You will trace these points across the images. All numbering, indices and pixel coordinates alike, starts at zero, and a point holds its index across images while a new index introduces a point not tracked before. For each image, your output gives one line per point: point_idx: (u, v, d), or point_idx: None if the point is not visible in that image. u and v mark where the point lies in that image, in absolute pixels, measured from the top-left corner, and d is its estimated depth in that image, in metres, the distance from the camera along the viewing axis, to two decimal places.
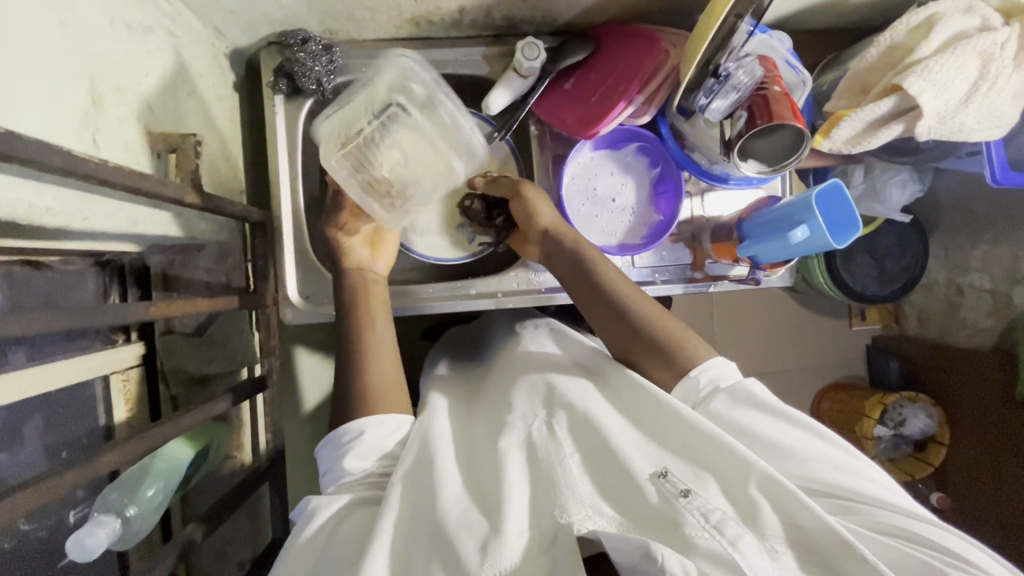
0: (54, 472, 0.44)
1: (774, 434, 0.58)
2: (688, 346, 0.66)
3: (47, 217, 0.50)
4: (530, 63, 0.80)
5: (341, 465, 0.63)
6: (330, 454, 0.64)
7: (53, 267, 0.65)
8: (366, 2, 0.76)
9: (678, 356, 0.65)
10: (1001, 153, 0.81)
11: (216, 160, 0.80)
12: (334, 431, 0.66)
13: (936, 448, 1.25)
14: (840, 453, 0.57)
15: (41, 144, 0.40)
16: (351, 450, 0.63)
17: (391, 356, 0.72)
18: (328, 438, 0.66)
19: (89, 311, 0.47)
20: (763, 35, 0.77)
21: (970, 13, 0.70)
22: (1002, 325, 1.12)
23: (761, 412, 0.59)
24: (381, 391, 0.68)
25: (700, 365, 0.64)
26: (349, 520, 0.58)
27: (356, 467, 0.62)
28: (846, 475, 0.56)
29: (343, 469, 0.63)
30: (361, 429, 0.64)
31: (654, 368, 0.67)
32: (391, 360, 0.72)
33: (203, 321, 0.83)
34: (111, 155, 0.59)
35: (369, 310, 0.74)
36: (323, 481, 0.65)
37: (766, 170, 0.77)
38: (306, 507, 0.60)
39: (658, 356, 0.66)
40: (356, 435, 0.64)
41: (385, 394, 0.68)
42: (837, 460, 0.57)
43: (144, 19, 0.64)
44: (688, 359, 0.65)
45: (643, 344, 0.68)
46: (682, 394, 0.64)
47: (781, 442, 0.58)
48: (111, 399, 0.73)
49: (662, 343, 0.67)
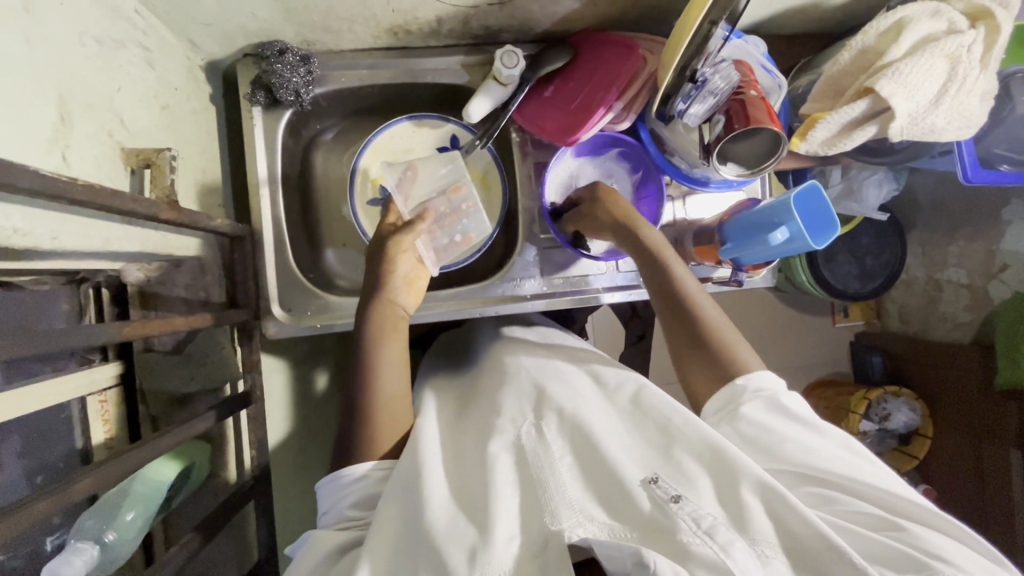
0: (27, 502, 0.43)
1: (786, 434, 0.59)
2: (739, 356, 0.66)
3: (17, 239, 0.49)
4: (509, 71, 0.82)
5: (340, 508, 0.62)
6: (330, 492, 0.64)
7: (25, 288, 0.64)
8: (343, 12, 0.76)
9: (729, 365, 0.65)
10: (972, 152, 0.82)
11: (194, 174, 0.79)
12: (337, 469, 0.65)
13: (920, 441, 1.26)
14: (843, 452, 0.58)
15: (7, 165, 0.39)
16: (351, 495, 0.62)
17: (399, 372, 0.71)
18: (329, 478, 0.65)
19: (65, 333, 0.46)
20: (737, 40, 0.78)
21: (937, 16, 0.71)
22: (980, 319, 1.14)
23: (777, 411, 0.61)
24: (384, 402, 0.68)
25: (747, 374, 0.64)
26: (344, 559, 0.56)
27: (352, 513, 0.61)
28: (842, 471, 0.56)
29: (341, 510, 0.62)
30: (362, 474, 0.63)
31: (698, 373, 0.67)
32: (402, 374, 0.72)
33: (182, 338, 0.79)
34: (82, 172, 0.58)
35: (383, 331, 0.72)
36: (320, 521, 0.64)
37: (745, 173, 0.78)
38: (306, 540, 0.60)
39: (710, 365, 0.66)
40: (358, 477, 0.63)
41: (388, 404, 0.69)
42: (838, 457, 0.58)
43: (114, 33, 0.63)
44: (737, 368, 0.65)
45: (694, 350, 0.67)
46: (722, 400, 0.64)
47: (787, 439, 0.59)
48: (87, 421, 0.71)
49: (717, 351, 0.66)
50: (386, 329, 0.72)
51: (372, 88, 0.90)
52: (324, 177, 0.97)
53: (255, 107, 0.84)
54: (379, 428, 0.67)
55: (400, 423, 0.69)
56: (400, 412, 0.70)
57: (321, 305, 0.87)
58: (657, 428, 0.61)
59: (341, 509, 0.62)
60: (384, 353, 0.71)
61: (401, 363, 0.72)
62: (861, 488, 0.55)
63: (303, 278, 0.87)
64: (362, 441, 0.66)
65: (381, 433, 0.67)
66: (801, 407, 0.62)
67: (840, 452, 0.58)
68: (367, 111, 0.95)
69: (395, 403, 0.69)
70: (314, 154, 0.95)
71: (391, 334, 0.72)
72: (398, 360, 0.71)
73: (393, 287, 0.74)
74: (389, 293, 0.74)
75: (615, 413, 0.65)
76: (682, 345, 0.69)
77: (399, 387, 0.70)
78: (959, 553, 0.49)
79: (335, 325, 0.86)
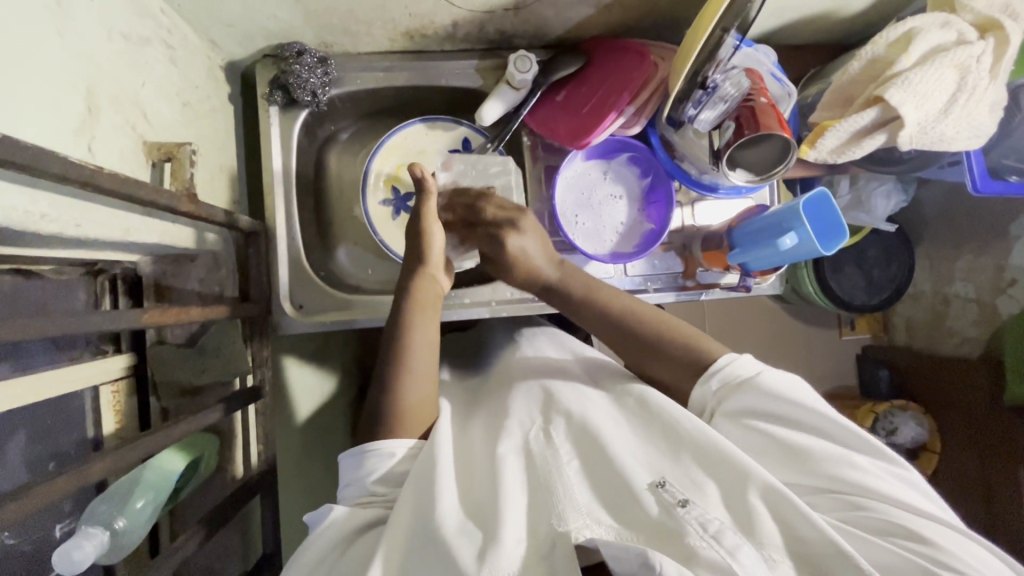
0: (45, 479, 0.44)
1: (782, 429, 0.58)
2: (703, 349, 0.68)
3: (43, 225, 0.51)
4: (523, 75, 0.83)
5: (363, 483, 0.62)
6: (354, 465, 0.64)
7: (46, 278, 0.65)
8: (361, 15, 0.78)
9: (699, 358, 0.67)
10: (981, 162, 0.83)
11: (213, 171, 0.80)
12: (363, 443, 0.65)
13: (929, 455, 1.24)
14: (845, 447, 0.56)
15: (40, 151, 0.40)
16: (379, 470, 0.62)
17: (427, 354, 0.71)
18: (353, 450, 0.65)
19: (85, 317, 0.47)
20: (749, 49, 0.79)
21: (946, 27, 0.72)
22: (987, 333, 1.14)
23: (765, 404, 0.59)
24: (410, 404, 0.67)
25: (713, 367, 0.66)
26: (354, 548, 0.56)
27: (376, 489, 0.62)
28: (842, 471, 0.55)
29: (365, 484, 0.62)
30: (390, 452, 0.63)
31: (666, 372, 0.70)
32: (429, 369, 0.71)
33: (195, 332, 0.82)
34: (107, 162, 0.59)
35: (421, 312, 0.74)
36: (341, 493, 0.64)
37: (755, 179, 0.79)
38: (327, 512, 0.60)
39: (676, 363, 0.69)
40: (385, 456, 0.63)
41: (420, 392, 0.69)
42: (832, 453, 0.56)
43: (140, 30, 0.65)
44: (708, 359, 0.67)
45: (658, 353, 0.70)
46: (699, 398, 0.66)
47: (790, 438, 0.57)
48: (100, 410, 0.72)
49: (679, 344, 0.69)
50: (425, 307, 0.74)
51: (386, 90, 0.91)
52: (337, 178, 0.98)
53: (273, 106, 0.86)
54: (408, 419, 0.67)
55: (425, 417, 0.69)
56: (427, 402, 0.69)
57: (332, 304, 0.88)
58: (664, 430, 0.60)
59: (366, 483, 0.62)
60: (418, 328, 0.72)
61: (433, 342, 0.73)
62: (871, 488, 0.53)
63: (316, 275, 0.88)
64: (388, 427, 0.66)
65: (410, 420, 0.67)
66: (788, 391, 0.60)
67: (839, 446, 0.56)
68: (381, 113, 0.97)
69: (423, 398, 0.69)
70: (328, 156, 0.97)
71: (425, 309, 0.74)
72: (428, 340, 0.72)
73: (436, 264, 0.77)
74: (432, 269, 0.77)
75: (623, 417, 0.64)
76: (643, 355, 0.71)
77: (424, 388, 0.70)
78: (965, 556, 0.49)
79: (344, 322, 0.86)
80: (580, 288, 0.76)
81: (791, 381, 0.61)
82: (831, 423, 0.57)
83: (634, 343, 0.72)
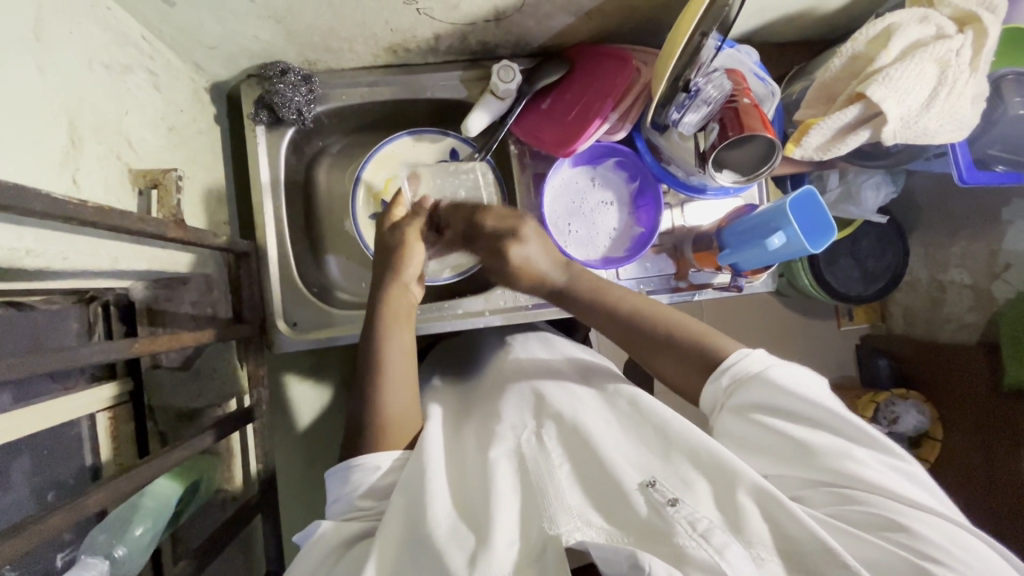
0: (40, 517, 0.44)
1: (779, 425, 0.58)
2: (713, 346, 0.67)
3: (29, 260, 0.51)
4: (506, 85, 0.84)
5: (350, 497, 0.62)
6: (341, 481, 0.63)
7: (37, 309, 0.65)
8: (342, 32, 0.78)
9: (707, 358, 0.66)
10: (967, 153, 0.83)
11: (200, 193, 0.80)
12: (348, 459, 0.65)
13: (931, 443, 1.24)
14: (842, 441, 0.56)
15: (22, 190, 0.40)
16: (363, 484, 0.62)
17: (402, 360, 0.72)
18: (338, 467, 0.65)
19: (75, 350, 0.48)
20: (731, 50, 0.80)
21: (925, 22, 0.72)
22: (984, 319, 1.14)
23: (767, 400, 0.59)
24: (390, 417, 0.67)
25: (728, 361, 0.64)
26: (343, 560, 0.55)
27: (363, 504, 0.61)
28: (838, 466, 0.55)
29: (352, 499, 0.62)
30: (376, 464, 0.63)
31: (681, 372, 0.68)
32: (410, 385, 0.71)
33: (190, 355, 0.82)
34: (91, 193, 0.59)
35: (392, 323, 0.73)
36: (329, 509, 0.63)
37: (742, 180, 0.79)
38: (316, 529, 0.60)
39: (686, 364, 0.67)
40: (371, 469, 0.63)
41: (402, 402, 0.69)
42: (828, 449, 0.56)
43: (121, 58, 0.65)
44: (715, 359, 0.65)
45: (669, 352, 0.69)
46: (710, 396, 0.65)
47: (790, 436, 0.57)
48: (97, 438, 0.72)
49: (691, 346, 0.68)
50: (399, 316, 0.74)
51: (372, 104, 0.91)
52: (327, 192, 0.99)
53: (259, 126, 0.86)
54: (394, 430, 0.67)
55: (409, 430, 0.68)
56: (411, 410, 0.70)
57: (325, 320, 0.88)
58: (656, 431, 0.60)
59: (352, 499, 0.62)
60: (393, 340, 0.72)
61: (408, 351, 0.73)
62: (866, 483, 0.53)
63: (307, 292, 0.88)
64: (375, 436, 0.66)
65: (394, 431, 0.67)
66: (789, 382, 0.59)
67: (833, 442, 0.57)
68: (368, 127, 0.97)
69: (405, 415, 0.68)
70: (317, 171, 0.97)
71: (400, 324, 0.74)
72: (402, 348, 0.72)
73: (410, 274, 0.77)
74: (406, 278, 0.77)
75: (614, 416, 0.65)
76: (656, 353, 0.70)
77: (404, 403, 0.69)
78: (953, 549, 0.48)
79: (337, 338, 0.86)
80: (582, 286, 0.76)
81: (796, 373, 0.61)
82: (823, 414, 0.57)
83: (647, 344, 0.71)
